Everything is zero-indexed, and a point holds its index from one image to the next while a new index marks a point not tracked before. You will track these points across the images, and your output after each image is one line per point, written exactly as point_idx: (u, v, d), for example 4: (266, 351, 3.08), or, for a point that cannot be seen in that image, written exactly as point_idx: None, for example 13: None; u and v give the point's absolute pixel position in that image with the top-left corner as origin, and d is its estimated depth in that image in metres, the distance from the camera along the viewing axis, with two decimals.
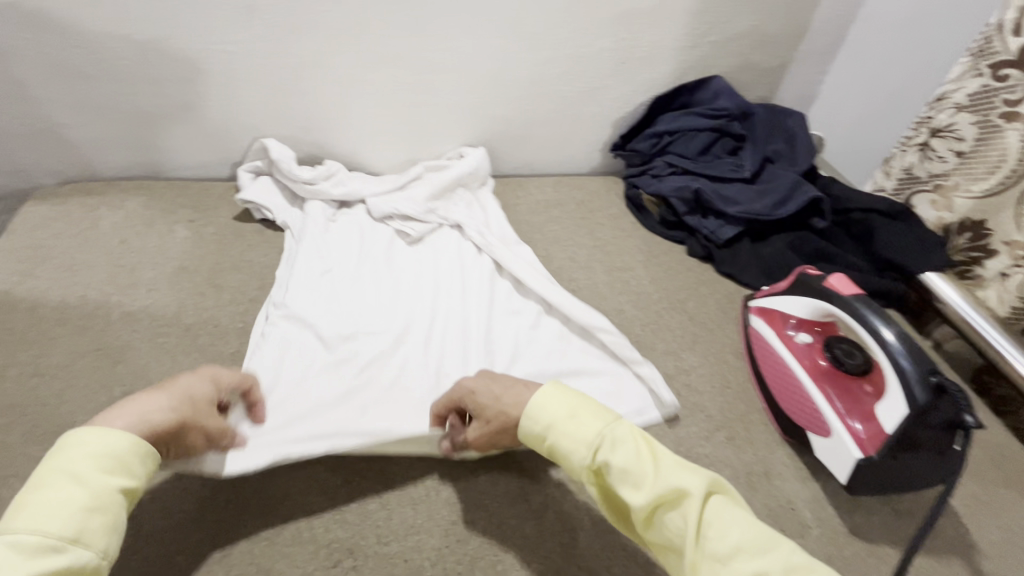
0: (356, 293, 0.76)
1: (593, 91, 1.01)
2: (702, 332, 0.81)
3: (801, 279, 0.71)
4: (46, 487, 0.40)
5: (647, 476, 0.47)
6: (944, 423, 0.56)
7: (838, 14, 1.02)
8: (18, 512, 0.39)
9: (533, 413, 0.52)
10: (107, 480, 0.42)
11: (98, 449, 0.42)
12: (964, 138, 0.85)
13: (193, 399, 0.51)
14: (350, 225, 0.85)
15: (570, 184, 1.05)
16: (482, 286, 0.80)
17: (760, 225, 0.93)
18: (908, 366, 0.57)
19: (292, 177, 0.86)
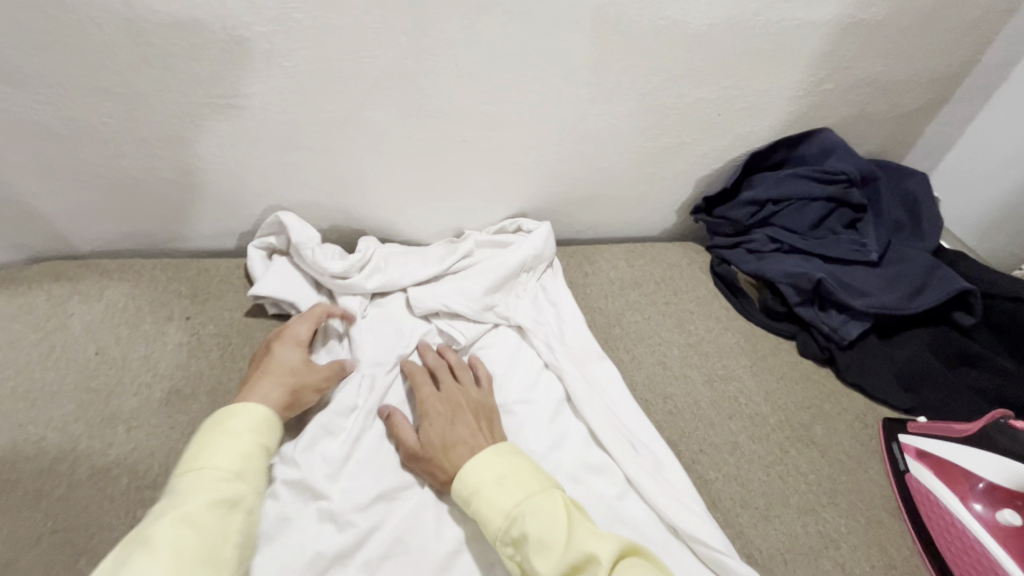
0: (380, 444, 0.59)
1: (679, 146, 0.84)
2: (842, 474, 0.63)
3: (997, 428, 0.57)
4: (211, 438, 0.48)
5: (560, 544, 0.46)
6: None
7: (1003, 55, 0.84)
8: (195, 453, 0.47)
9: (462, 478, 0.52)
10: (257, 436, 0.50)
11: (245, 415, 0.51)
12: None
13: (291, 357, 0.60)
14: (384, 326, 0.69)
15: (646, 255, 0.88)
16: (544, 424, 0.63)
17: (889, 320, 0.75)
18: None
19: (319, 266, 0.69)
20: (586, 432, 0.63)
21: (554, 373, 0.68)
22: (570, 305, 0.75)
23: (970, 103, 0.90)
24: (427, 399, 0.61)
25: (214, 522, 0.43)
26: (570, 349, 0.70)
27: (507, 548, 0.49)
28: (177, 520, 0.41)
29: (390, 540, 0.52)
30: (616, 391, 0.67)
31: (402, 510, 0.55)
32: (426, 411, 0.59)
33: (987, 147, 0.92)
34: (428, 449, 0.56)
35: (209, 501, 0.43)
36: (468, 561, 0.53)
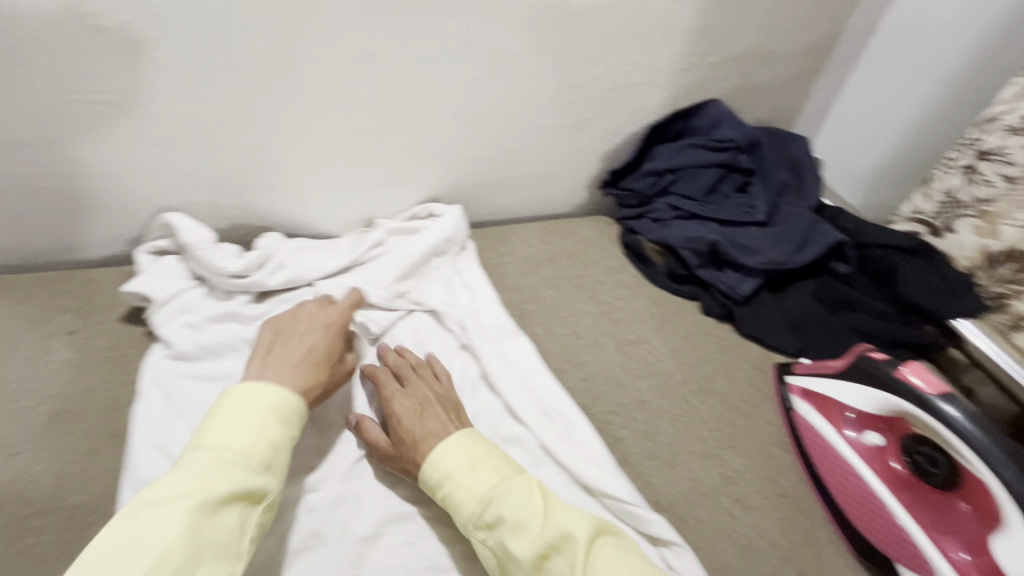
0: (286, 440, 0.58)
1: (581, 122, 0.87)
2: (740, 419, 0.68)
3: (862, 363, 0.60)
4: (239, 421, 0.48)
5: (538, 525, 0.48)
6: None
7: (862, 26, 0.93)
8: (215, 431, 0.47)
9: (432, 466, 0.53)
10: (285, 428, 0.50)
11: (273, 403, 0.51)
12: (1014, 162, 0.76)
13: (324, 345, 0.60)
14: None
15: (559, 232, 0.91)
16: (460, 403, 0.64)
17: (778, 274, 0.82)
18: (1007, 475, 0.48)
19: (216, 267, 0.68)
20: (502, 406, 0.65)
21: (470, 351, 0.69)
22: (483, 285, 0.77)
23: (839, 69, 0.98)
24: (394, 396, 0.60)
25: (231, 516, 0.43)
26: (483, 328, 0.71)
27: (478, 532, 0.50)
28: (201, 506, 0.41)
29: (305, 533, 0.52)
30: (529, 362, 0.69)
31: (316, 503, 0.54)
32: (395, 409, 0.59)
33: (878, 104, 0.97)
34: (402, 446, 0.56)
35: (231, 492, 0.44)
36: (388, 544, 0.53)
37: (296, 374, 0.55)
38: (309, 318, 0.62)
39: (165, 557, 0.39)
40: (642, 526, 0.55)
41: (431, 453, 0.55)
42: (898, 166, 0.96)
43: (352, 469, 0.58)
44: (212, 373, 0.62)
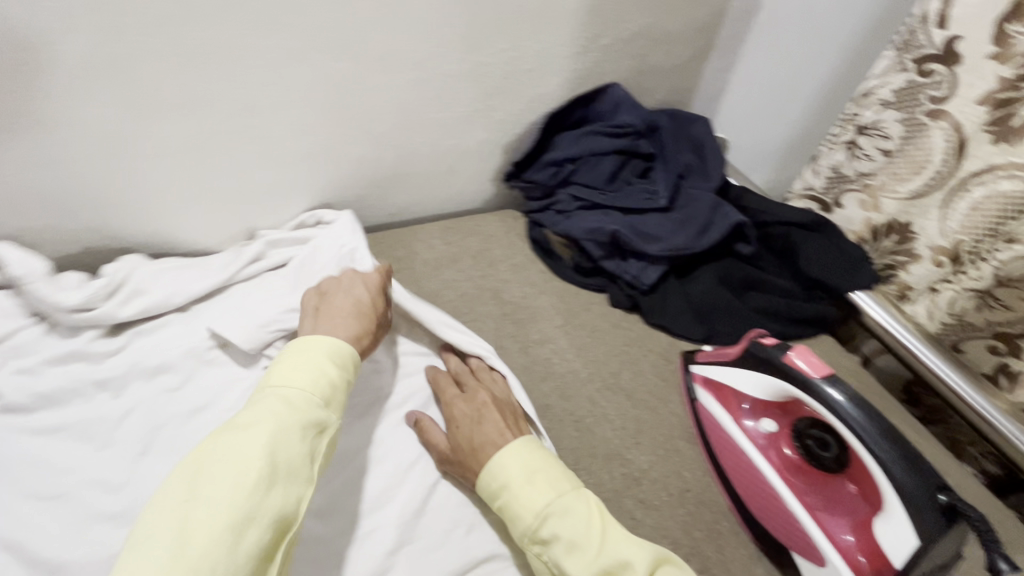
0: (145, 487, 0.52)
1: (475, 114, 0.82)
2: (646, 414, 0.67)
3: (753, 350, 0.59)
4: (302, 363, 0.52)
5: (593, 547, 0.48)
6: (940, 511, 0.44)
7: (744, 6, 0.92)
8: (281, 373, 0.51)
9: (490, 474, 0.53)
10: (342, 371, 0.54)
11: (328, 348, 0.55)
12: (889, 135, 0.78)
13: (369, 306, 0.63)
14: (151, 355, 0.61)
15: (463, 231, 0.87)
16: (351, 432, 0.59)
17: (683, 259, 0.81)
18: (884, 455, 0.48)
19: (52, 302, 0.59)
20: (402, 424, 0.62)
21: (363, 369, 0.65)
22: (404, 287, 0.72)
23: (727, 50, 0.97)
24: (453, 402, 0.61)
25: (304, 443, 0.47)
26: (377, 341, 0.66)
27: (534, 547, 0.50)
28: (274, 432, 0.46)
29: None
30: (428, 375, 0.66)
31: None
32: (453, 414, 0.60)
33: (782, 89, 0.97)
34: (459, 451, 0.57)
35: (300, 424, 0.48)
36: None
37: (343, 328, 0.59)
38: (348, 277, 0.66)
39: (244, 475, 0.43)
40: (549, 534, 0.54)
41: (488, 460, 0.55)
42: (815, 147, 0.96)
43: None
44: (55, 424, 0.55)
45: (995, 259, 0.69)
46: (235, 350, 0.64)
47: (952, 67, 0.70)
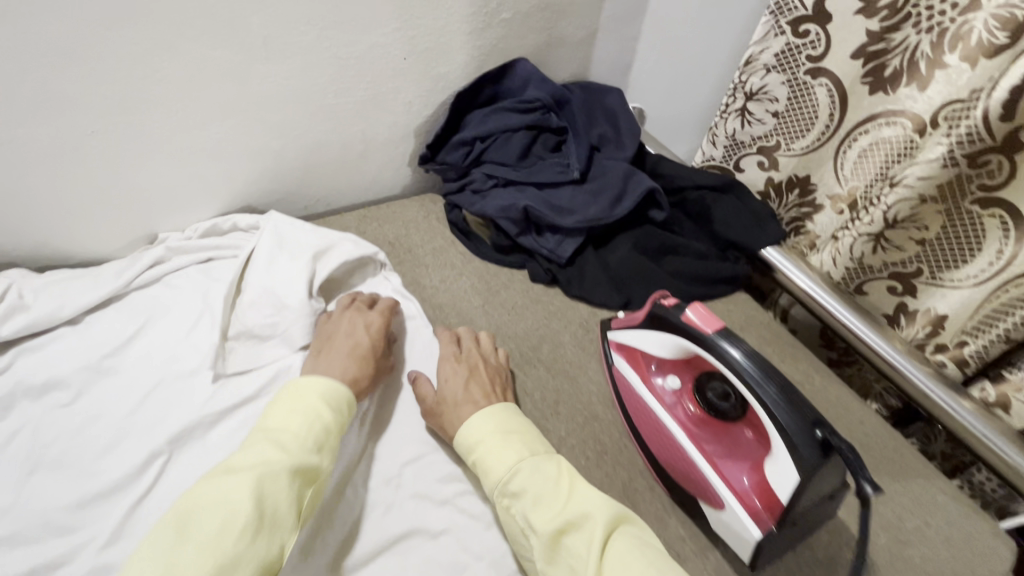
0: (31, 506, 0.49)
1: (379, 97, 0.80)
2: (565, 384, 0.68)
3: (656, 311, 0.60)
4: (297, 408, 0.53)
5: (560, 505, 0.50)
6: (818, 445, 0.46)
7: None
8: (276, 417, 0.52)
9: (466, 430, 0.56)
10: (337, 415, 0.54)
11: (325, 392, 0.55)
12: (776, 98, 0.80)
13: (369, 343, 0.62)
14: (37, 371, 0.58)
15: (379, 219, 0.85)
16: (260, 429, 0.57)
17: (601, 229, 0.82)
18: (770, 398, 0.49)
19: None
20: None
21: (273, 366, 0.63)
22: (392, 287, 0.74)
23: (628, 25, 0.99)
24: (444, 360, 0.63)
25: (292, 489, 0.47)
26: (291, 336, 0.65)
27: (502, 500, 0.52)
28: (263, 478, 0.46)
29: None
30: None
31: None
32: (443, 369, 0.62)
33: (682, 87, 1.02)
34: (443, 402, 0.60)
35: (290, 470, 0.47)
36: None
37: (337, 370, 0.58)
38: (349, 319, 0.64)
39: (230, 521, 0.43)
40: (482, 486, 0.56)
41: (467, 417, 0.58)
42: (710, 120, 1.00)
43: (115, 529, 0.49)
44: None
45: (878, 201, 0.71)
46: (133, 358, 0.61)
47: (825, 25, 0.72)
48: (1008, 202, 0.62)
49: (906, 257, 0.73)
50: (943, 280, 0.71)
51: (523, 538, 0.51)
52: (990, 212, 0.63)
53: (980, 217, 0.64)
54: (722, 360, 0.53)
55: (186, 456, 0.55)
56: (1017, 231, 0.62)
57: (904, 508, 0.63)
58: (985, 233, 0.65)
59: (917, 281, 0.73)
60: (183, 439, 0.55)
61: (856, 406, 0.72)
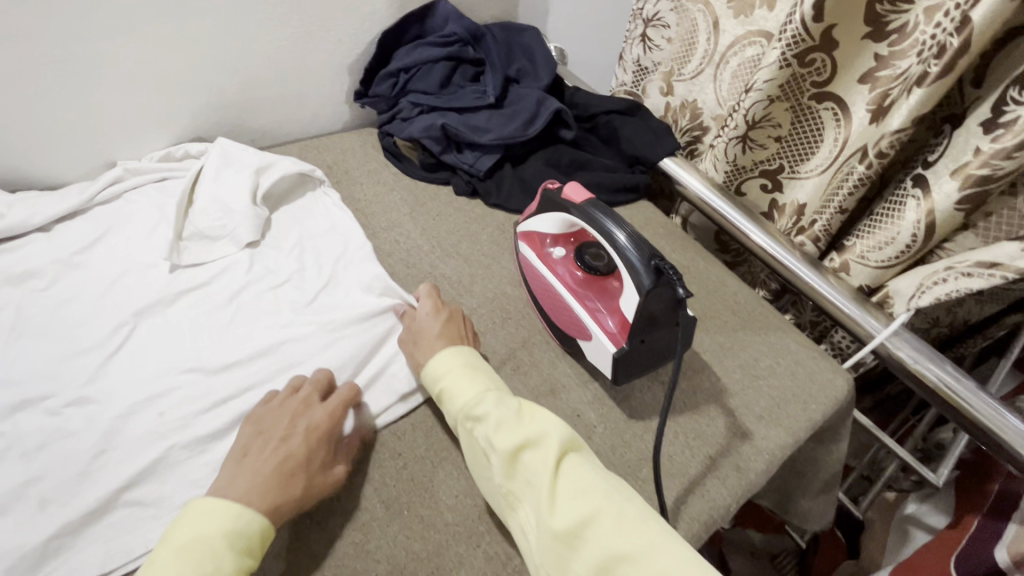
0: (23, 359, 0.60)
1: (310, 35, 0.89)
2: (480, 270, 0.80)
3: (547, 197, 0.71)
4: (190, 551, 0.44)
5: (519, 425, 0.51)
6: (652, 271, 0.58)
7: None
8: (163, 564, 0.43)
9: (439, 360, 0.59)
10: (240, 561, 0.45)
11: (228, 527, 0.46)
12: (668, 24, 0.91)
13: (306, 452, 0.53)
14: (22, 263, 0.68)
15: (320, 147, 0.95)
16: (212, 304, 0.68)
17: (516, 148, 0.92)
18: (626, 245, 0.60)
19: None
20: (269, 287, 0.71)
21: (224, 260, 0.73)
22: (331, 200, 0.84)
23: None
24: (427, 298, 0.67)
25: None
26: (238, 235, 0.74)
27: (466, 425, 0.54)
28: None
29: (46, 433, 0.55)
30: (286, 258, 0.75)
31: (56, 406, 0.57)
32: (426, 305, 0.66)
33: (612, 35, 1.15)
34: (417, 331, 0.64)
35: None
36: (135, 424, 0.57)
37: (257, 489, 0.49)
38: (290, 419, 0.55)
39: None
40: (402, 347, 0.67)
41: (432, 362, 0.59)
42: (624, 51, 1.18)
43: (94, 371, 0.60)
44: None
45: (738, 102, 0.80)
46: (99, 255, 0.71)
47: None
48: (836, 95, 0.74)
49: (771, 155, 0.86)
50: (799, 172, 0.83)
51: (484, 457, 0.52)
52: (824, 105, 0.76)
53: (818, 110, 0.77)
54: (611, 241, 0.62)
55: (148, 324, 0.65)
56: (844, 117, 0.74)
57: (758, 353, 0.76)
58: (823, 124, 0.77)
59: (782, 176, 0.86)
60: (146, 310, 0.66)
61: (732, 283, 0.85)
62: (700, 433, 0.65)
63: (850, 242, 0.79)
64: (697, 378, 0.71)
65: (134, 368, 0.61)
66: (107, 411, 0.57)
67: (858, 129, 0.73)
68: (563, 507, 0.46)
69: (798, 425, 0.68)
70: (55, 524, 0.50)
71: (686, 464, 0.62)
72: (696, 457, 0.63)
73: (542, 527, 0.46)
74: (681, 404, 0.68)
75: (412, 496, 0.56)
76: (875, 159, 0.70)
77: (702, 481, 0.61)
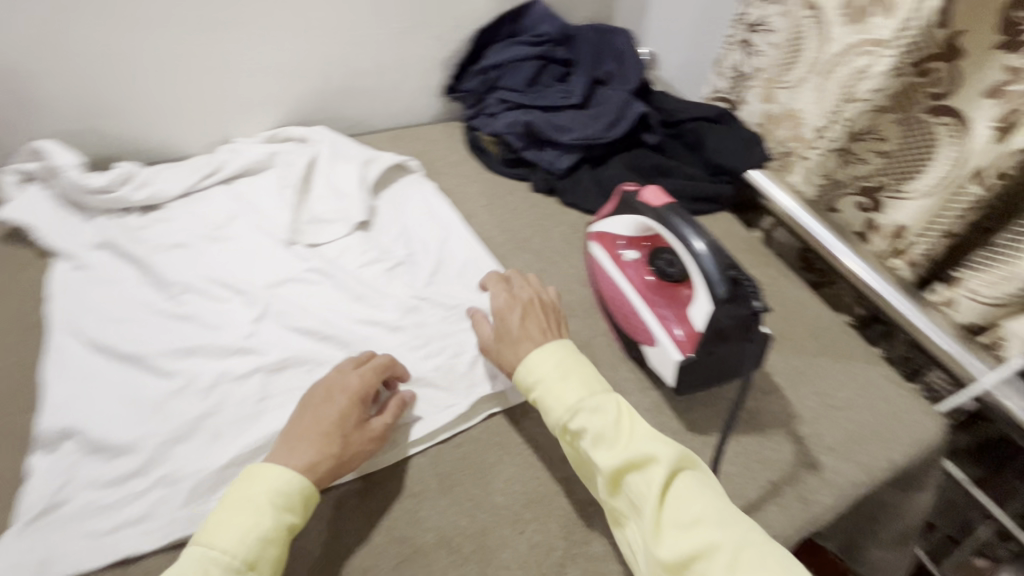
0: (165, 310, 0.68)
1: (411, 31, 0.95)
2: (549, 267, 0.81)
3: (625, 197, 0.71)
4: (237, 510, 0.47)
5: (620, 442, 0.51)
6: (729, 280, 0.57)
7: None
8: (214, 523, 0.47)
9: (528, 366, 0.58)
10: (281, 517, 0.48)
11: (276, 486, 0.49)
12: (775, 29, 0.87)
13: (342, 416, 0.55)
14: (165, 226, 0.78)
15: (409, 138, 1.00)
16: (314, 276, 0.74)
17: (598, 149, 0.92)
18: (702, 253, 0.59)
19: (82, 186, 0.75)
20: (357, 262, 0.77)
21: (320, 233, 0.80)
22: (429, 189, 0.88)
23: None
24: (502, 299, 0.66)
25: None
26: (351, 217, 0.81)
27: (565, 436, 0.55)
28: None
29: (213, 375, 0.62)
30: (393, 244, 0.81)
31: (186, 351, 0.64)
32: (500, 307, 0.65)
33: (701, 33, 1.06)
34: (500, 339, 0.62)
35: None
36: (259, 378, 0.63)
37: (301, 451, 0.52)
38: (325, 388, 0.57)
39: None
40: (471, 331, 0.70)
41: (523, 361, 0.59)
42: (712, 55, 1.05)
43: (217, 325, 0.67)
44: (88, 263, 0.72)
45: (836, 109, 0.77)
46: (237, 228, 0.79)
47: None
48: (956, 109, 0.67)
49: (872, 172, 0.79)
50: (903, 191, 0.75)
51: (589, 468, 0.54)
52: (940, 119, 0.69)
53: (932, 125, 0.70)
54: (687, 250, 0.60)
55: (271, 291, 0.72)
56: (962, 132, 0.67)
57: (836, 382, 0.70)
58: (937, 141, 0.70)
59: (882, 194, 0.79)
60: (292, 280, 0.73)
61: (816, 306, 0.80)
62: (762, 456, 0.62)
63: (960, 274, 0.72)
64: (766, 399, 0.67)
65: (288, 326, 0.68)
66: (266, 360, 0.64)
67: (978, 146, 0.65)
68: (670, 537, 0.47)
69: (876, 464, 0.63)
70: (188, 462, 0.56)
71: (745, 486, 0.59)
72: (756, 481, 0.60)
73: (648, 551, 0.47)
74: (745, 424, 0.65)
75: (464, 474, 0.58)
76: (993, 180, 0.64)
77: (760, 505, 0.58)
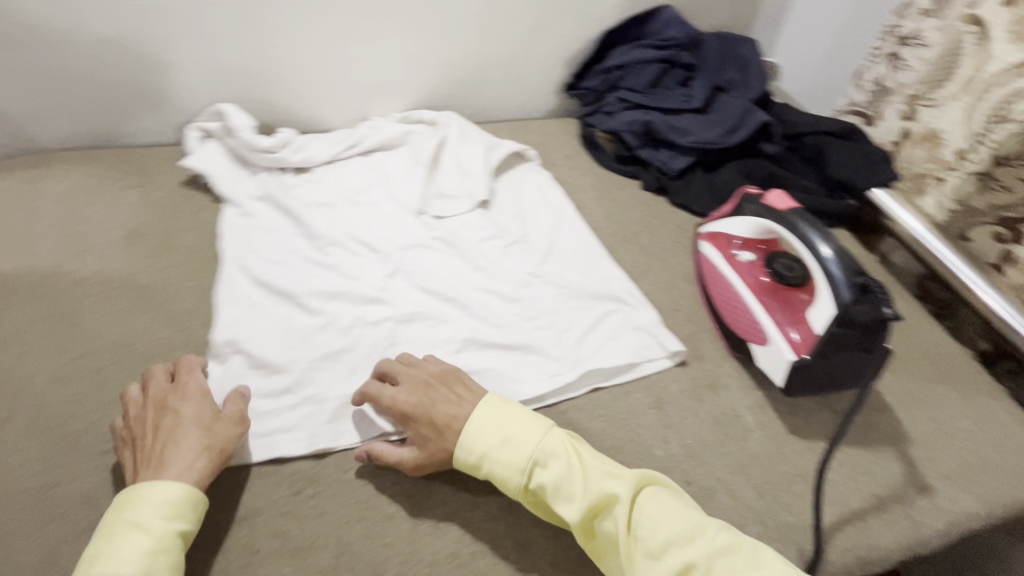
0: (312, 258, 0.77)
1: (545, 28, 1.00)
2: (656, 262, 0.83)
3: (745, 199, 0.72)
4: (119, 534, 0.46)
5: (579, 488, 0.52)
6: (856, 288, 0.58)
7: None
8: (103, 555, 0.45)
9: (466, 446, 0.54)
10: (169, 525, 0.47)
11: (158, 502, 0.48)
12: (929, 44, 0.84)
13: (194, 417, 0.54)
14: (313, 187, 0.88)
15: (526, 129, 1.06)
16: (439, 244, 0.81)
17: (714, 155, 0.93)
18: (829, 257, 0.60)
19: (252, 145, 0.86)
20: (477, 237, 0.83)
21: (445, 207, 0.87)
22: (545, 176, 0.93)
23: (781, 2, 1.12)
24: (396, 395, 0.59)
25: None
26: (474, 195, 0.87)
27: (529, 493, 0.54)
28: None
29: (351, 317, 0.71)
30: (509, 224, 0.86)
31: (329, 294, 0.73)
32: (399, 402, 0.58)
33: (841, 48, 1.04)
34: (430, 445, 0.56)
35: None
36: (388, 326, 0.70)
37: (175, 454, 0.51)
38: (157, 403, 0.55)
39: None
40: (579, 311, 0.74)
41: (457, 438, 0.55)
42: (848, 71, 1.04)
43: (355, 277, 0.75)
44: (251, 211, 0.83)
45: (983, 132, 0.76)
46: (373, 194, 0.88)
47: None
48: None
49: (1016, 201, 0.75)
50: None
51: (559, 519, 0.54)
52: None
53: None
54: (812, 254, 0.61)
55: (401, 252, 0.79)
56: None
57: (953, 411, 0.68)
58: None
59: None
60: (420, 245, 0.80)
61: (936, 333, 0.77)
62: (868, 470, 0.61)
63: None
64: (876, 416, 0.66)
65: (416, 286, 0.75)
66: (397, 311, 0.71)
67: None
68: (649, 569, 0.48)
69: (995, 498, 0.60)
70: (329, 388, 0.64)
71: (848, 495, 0.59)
72: (861, 493, 0.59)
73: None
74: (852, 436, 0.64)
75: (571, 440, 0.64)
76: None
77: (863, 516, 0.58)
